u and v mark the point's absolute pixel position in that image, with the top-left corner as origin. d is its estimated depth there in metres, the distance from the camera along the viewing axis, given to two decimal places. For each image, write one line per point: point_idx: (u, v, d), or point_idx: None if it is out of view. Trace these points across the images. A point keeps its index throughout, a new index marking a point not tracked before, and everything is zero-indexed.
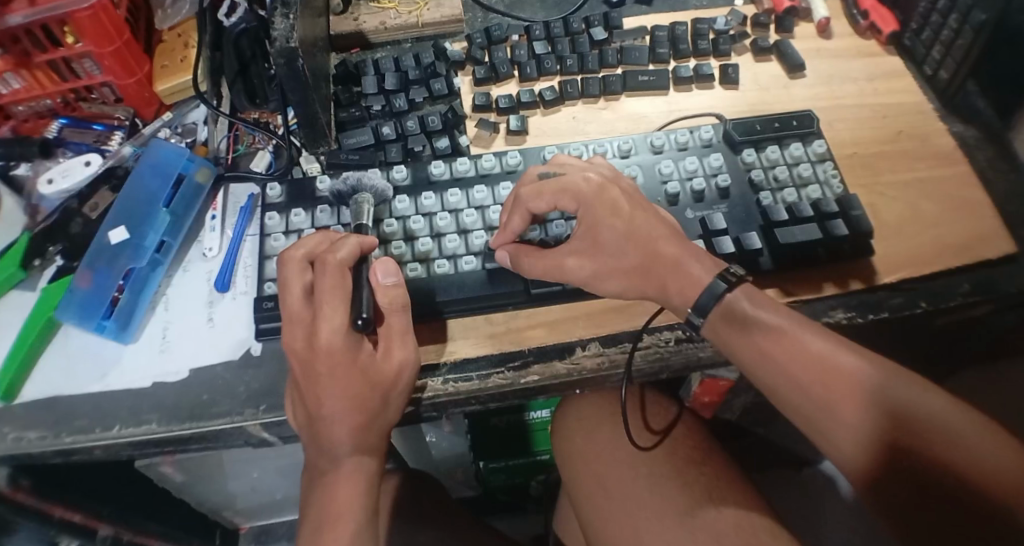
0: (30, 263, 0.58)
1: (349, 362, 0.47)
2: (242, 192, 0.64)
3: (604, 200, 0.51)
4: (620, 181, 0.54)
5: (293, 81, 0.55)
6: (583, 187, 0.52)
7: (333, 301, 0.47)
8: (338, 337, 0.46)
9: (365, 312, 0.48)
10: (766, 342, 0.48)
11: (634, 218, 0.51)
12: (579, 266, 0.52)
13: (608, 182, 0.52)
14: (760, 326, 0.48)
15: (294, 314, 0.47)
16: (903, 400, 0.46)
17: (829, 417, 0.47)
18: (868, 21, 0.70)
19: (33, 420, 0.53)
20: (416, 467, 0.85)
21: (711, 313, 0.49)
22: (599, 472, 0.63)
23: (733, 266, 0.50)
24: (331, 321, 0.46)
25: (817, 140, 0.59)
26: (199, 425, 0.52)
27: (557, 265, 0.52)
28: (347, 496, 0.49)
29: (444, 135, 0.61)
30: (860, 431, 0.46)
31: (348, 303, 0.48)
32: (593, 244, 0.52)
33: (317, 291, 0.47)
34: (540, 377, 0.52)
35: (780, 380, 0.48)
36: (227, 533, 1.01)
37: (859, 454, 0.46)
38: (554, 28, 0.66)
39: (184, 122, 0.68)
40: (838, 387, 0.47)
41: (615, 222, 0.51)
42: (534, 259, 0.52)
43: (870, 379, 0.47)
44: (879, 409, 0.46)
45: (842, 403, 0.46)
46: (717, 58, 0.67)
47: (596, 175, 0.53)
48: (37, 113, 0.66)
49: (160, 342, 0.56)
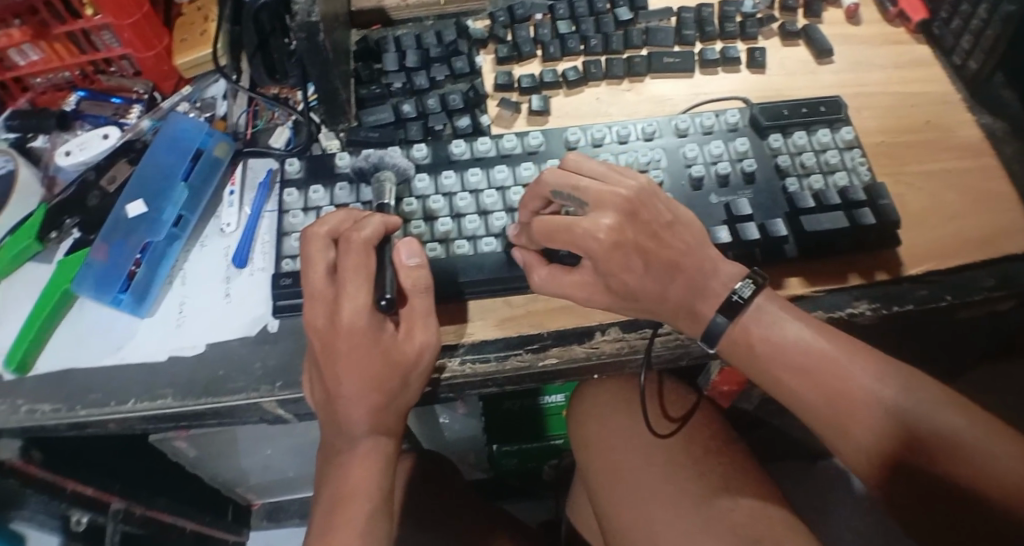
0: (47, 236, 0.58)
1: (369, 344, 0.47)
2: (261, 167, 0.63)
3: (617, 256, 0.46)
4: (639, 216, 0.47)
5: (314, 56, 0.54)
6: (592, 243, 0.47)
7: (357, 279, 0.46)
8: (361, 316, 0.46)
9: (388, 292, 0.48)
10: (777, 352, 0.48)
11: (648, 267, 0.47)
12: (591, 298, 0.50)
13: (621, 232, 0.46)
14: (773, 340, 0.48)
15: (317, 292, 0.47)
16: (918, 414, 0.46)
17: (841, 429, 0.48)
18: (898, 8, 0.68)
19: (48, 391, 0.53)
20: (430, 448, 0.85)
21: (727, 333, 0.49)
22: (614, 458, 0.63)
23: (735, 292, 0.48)
24: (355, 300, 0.46)
25: (846, 126, 0.58)
26: (214, 401, 0.52)
27: (567, 297, 0.50)
28: (363, 475, 0.48)
29: (466, 114, 0.60)
30: (871, 442, 0.47)
31: (372, 282, 0.47)
32: (604, 279, 0.48)
33: (340, 269, 0.47)
34: (559, 360, 0.52)
35: (793, 392, 0.49)
36: (240, 511, 1.02)
37: (869, 464, 0.48)
38: (579, 7, 0.64)
39: (203, 97, 0.67)
40: (850, 401, 0.47)
41: (629, 273, 0.47)
42: (543, 287, 0.50)
43: (880, 389, 0.47)
44: (891, 422, 0.46)
45: (853, 416, 0.47)
46: (744, 42, 0.66)
47: (609, 224, 0.46)
48: (56, 86, 0.66)
49: (177, 317, 0.56)
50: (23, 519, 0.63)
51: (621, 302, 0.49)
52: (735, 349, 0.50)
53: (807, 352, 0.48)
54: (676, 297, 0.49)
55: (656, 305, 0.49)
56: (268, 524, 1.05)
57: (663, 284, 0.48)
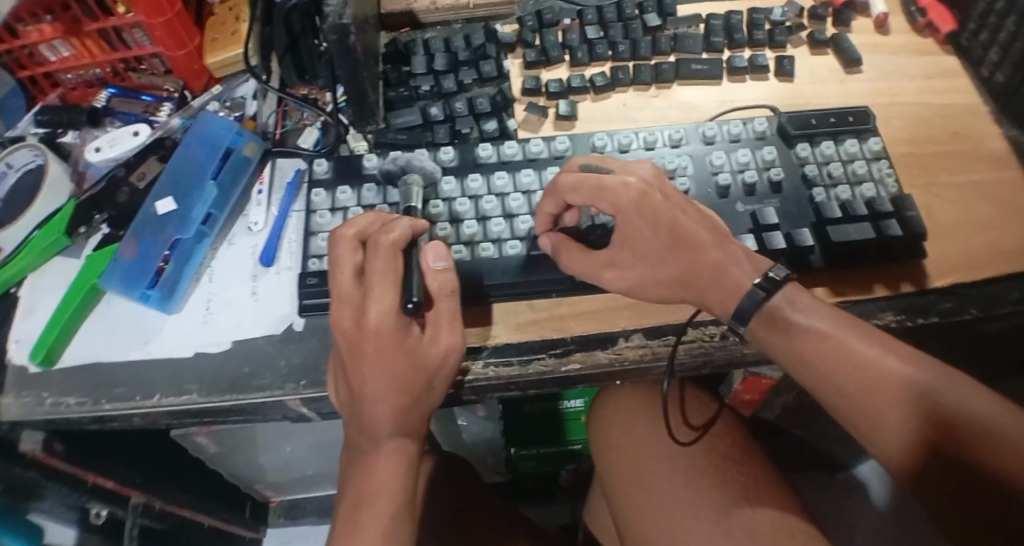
0: (76, 231, 0.59)
1: (395, 346, 0.47)
2: (289, 167, 0.63)
3: (642, 211, 0.49)
4: (662, 184, 0.51)
5: (343, 57, 0.55)
6: (620, 197, 0.50)
7: (384, 283, 0.47)
8: (388, 320, 0.47)
9: (415, 297, 0.47)
10: (811, 349, 0.47)
11: (673, 229, 0.49)
12: (616, 277, 0.51)
13: (647, 189, 0.50)
14: (802, 332, 0.47)
15: (344, 293, 0.47)
16: (954, 409, 0.45)
17: (873, 424, 0.46)
18: (926, 19, 0.68)
19: (74, 384, 0.54)
20: (450, 449, 0.85)
21: (753, 319, 0.48)
22: (635, 466, 0.63)
23: (771, 271, 0.48)
24: (381, 303, 0.46)
25: (874, 137, 0.58)
26: (239, 397, 0.52)
27: (595, 271, 0.51)
28: (386, 476, 0.48)
29: (493, 118, 0.60)
30: (905, 438, 0.45)
31: (399, 288, 0.47)
32: (631, 244, 0.50)
33: (368, 272, 0.47)
34: (581, 366, 0.52)
35: (823, 385, 0.47)
36: (258, 507, 1.03)
37: (906, 462, 0.46)
38: (607, 13, 0.64)
39: (232, 96, 0.67)
40: (882, 395, 0.46)
41: (652, 229, 0.49)
42: (571, 265, 0.51)
43: (913, 385, 0.45)
44: (927, 419, 0.45)
45: (886, 412, 0.46)
46: (773, 49, 0.65)
47: (636, 179, 0.50)
48: (86, 82, 0.67)
49: (203, 314, 0.57)
50: (40, 512, 0.64)
51: (647, 272, 0.50)
52: (765, 342, 0.49)
53: (838, 343, 0.46)
54: (704, 274, 0.49)
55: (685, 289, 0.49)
56: (285, 521, 1.06)
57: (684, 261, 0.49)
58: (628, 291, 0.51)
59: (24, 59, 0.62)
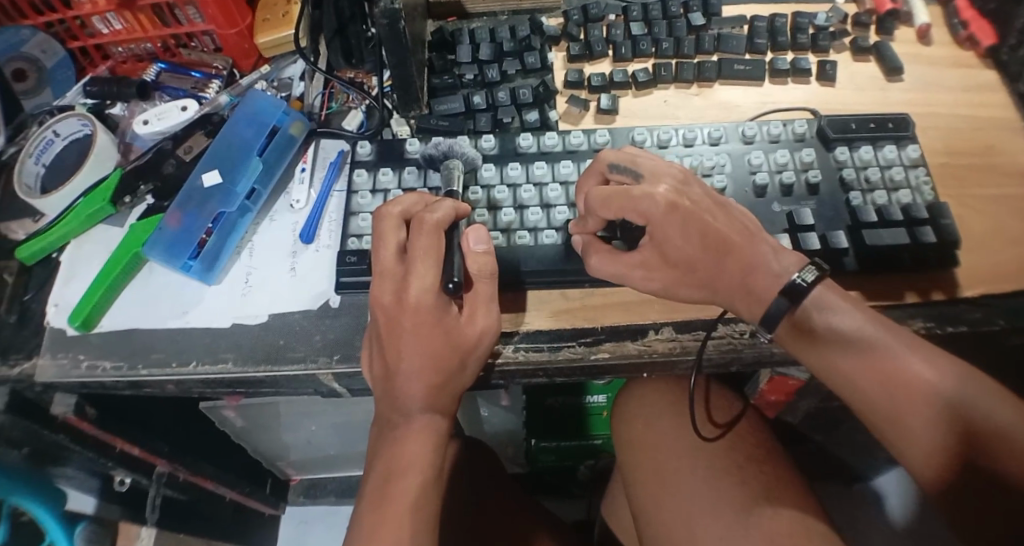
0: (121, 200, 0.61)
1: (432, 323, 0.48)
2: (332, 148, 0.65)
3: (674, 220, 0.48)
4: (690, 188, 0.50)
5: (392, 42, 0.56)
6: (651, 206, 0.48)
7: (427, 261, 0.48)
8: (429, 297, 0.48)
9: (456, 276, 0.49)
10: (841, 348, 0.47)
11: (703, 237, 0.48)
12: (646, 279, 0.50)
13: (678, 195, 0.48)
14: (828, 330, 0.48)
15: (387, 269, 0.49)
16: (969, 407, 0.45)
17: (889, 421, 0.47)
18: (968, 31, 0.67)
19: (113, 348, 0.55)
20: (473, 436, 0.86)
21: (780, 325, 0.49)
22: (658, 460, 0.63)
23: (800, 275, 0.48)
24: (424, 280, 0.47)
25: (913, 144, 0.58)
26: (274, 369, 0.53)
27: (623, 278, 0.51)
28: (415, 452, 0.49)
29: (535, 108, 0.61)
30: (922, 436, 0.46)
31: (440, 264, 0.48)
32: (661, 252, 0.50)
33: (411, 249, 0.48)
34: (610, 356, 0.52)
35: (848, 385, 0.48)
36: (279, 484, 1.05)
37: (921, 459, 0.47)
38: (652, 10, 0.65)
39: (280, 77, 0.69)
40: (904, 394, 0.46)
41: (685, 239, 0.48)
42: (601, 267, 0.51)
43: (939, 388, 0.46)
44: (944, 418, 0.45)
45: (911, 413, 0.46)
46: (815, 54, 0.66)
47: (665, 189, 0.48)
48: (136, 56, 0.69)
49: (243, 287, 0.58)
50: (65, 477, 0.65)
51: (678, 277, 0.50)
52: (795, 342, 0.49)
53: (860, 341, 0.47)
54: (731, 283, 0.49)
55: (715, 284, 0.49)
56: (304, 501, 1.07)
57: (715, 270, 0.49)
58: (658, 291, 0.51)
59: (77, 30, 0.65)
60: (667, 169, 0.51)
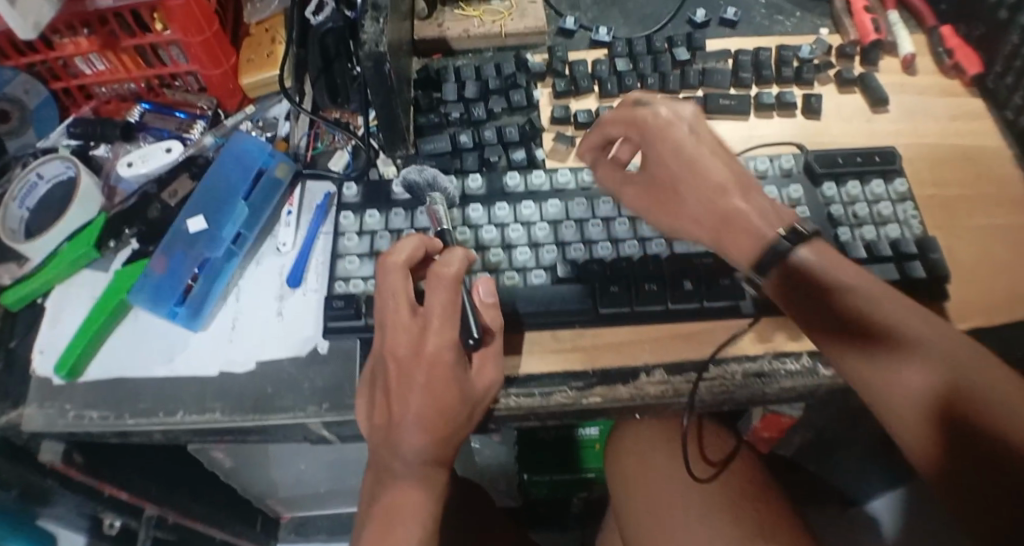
0: (104, 244, 0.60)
1: (446, 376, 0.48)
2: (318, 190, 0.64)
3: (666, 142, 0.52)
4: (696, 124, 0.53)
5: (378, 83, 0.55)
6: (649, 127, 0.53)
7: (447, 317, 0.48)
8: (446, 350, 0.48)
9: (476, 334, 0.49)
10: (825, 296, 0.47)
11: (694, 167, 0.51)
12: (634, 197, 0.55)
13: (675, 121, 0.53)
14: (814, 281, 0.47)
15: (402, 323, 0.48)
16: (963, 366, 0.43)
17: (876, 384, 0.45)
18: (953, 60, 0.67)
19: (99, 398, 0.55)
20: (462, 475, 0.84)
21: (771, 274, 0.49)
22: (652, 498, 0.63)
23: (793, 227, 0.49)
24: (442, 333, 0.48)
25: (899, 178, 0.58)
26: (263, 418, 0.53)
27: (619, 191, 0.56)
28: (405, 500, 0.50)
29: (521, 147, 0.61)
30: (908, 389, 0.44)
31: (459, 321, 0.49)
32: (657, 177, 0.53)
33: (429, 305, 0.48)
34: (602, 400, 0.51)
35: (832, 336, 0.47)
36: (270, 522, 1.03)
37: (906, 417, 0.44)
38: (636, 46, 0.65)
39: (265, 116, 0.68)
40: (888, 344, 0.45)
41: (677, 167, 0.52)
42: (604, 177, 0.57)
43: (920, 339, 0.45)
44: (927, 367, 0.44)
45: (895, 366, 0.44)
46: (800, 86, 0.66)
47: (668, 111, 0.53)
48: (120, 96, 0.69)
49: (229, 332, 0.57)
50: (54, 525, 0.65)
51: (668, 205, 0.53)
52: (778, 284, 0.49)
53: (853, 307, 0.46)
54: (723, 222, 0.51)
55: (707, 226, 0.51)
56: (296, 538, 1.06)
57: (706, 206, 0.51)
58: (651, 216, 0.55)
59: (59, 70, 0.65)
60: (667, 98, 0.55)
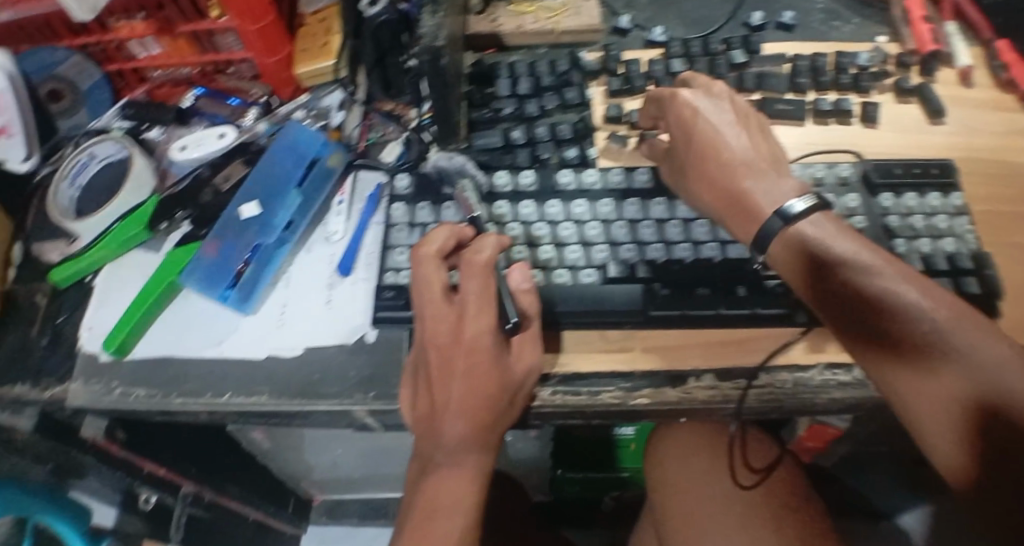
0: (156, 226, 0.60)
1: (486, 364, 0.49)
2: (370, 180, 0.65)
3: (681, 117, 0.56)
4: (719, 105, 0.56)
5: (434, 77, 0.55)
6: (671, 104, 0.57)
7: (482, 304, 0.49)
8: (482, 337, 0.49)
9: (513, 317, 0.49)
10: (835, 273, 0.48)
11: (704, 140, 0.54)
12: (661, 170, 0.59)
13: (694, 99, 0.56)
14: (825, 258, 0.48)
15: (438, 310, 0.49)
16: (970, 345, 0.44)
17: (885, 362, 0.45)
18: (1012, 74, 0.66)
19: (147, 376, 0.55)
20: (499, 468, 0.86)
21: (772, 246, 0.50)
22: (691, 502, 0.63)
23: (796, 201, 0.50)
24: (478, 321, 0.49)
25: (957, 191, 0.58)
26: (309, 402, 0.54)
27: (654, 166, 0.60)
28: (449, 492, 0.50)
29: (574, 145, 0.61)
30: (919, 369, 0.44)
31: (496, 307, 0.50)
32: (676, 152, 0.57)
33: (463, 292, 0.49)
34: (649, 402, 0.52)
35: (841, 313, 0.47)
36: (302, 503, 1.05)
37: (916, 396, 0.44)
38: (692, 47, 0.65)
39: (319, 105, 0.68)
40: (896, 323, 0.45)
41: (689, 141, 0.55)
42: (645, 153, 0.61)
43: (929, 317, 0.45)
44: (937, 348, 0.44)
45: (905, 346, 0.45)
46: (857, 94, 0.65)
47: (688, 91, 0.57)
48: (174, 80, 0.70)
49: (278, 317, 0.58)
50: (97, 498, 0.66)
51: (681, 177, 0.56)
52: (784, 261, 0.50)
53: (861, 284, 0.47)
54: (729, 195, 0.53)
55: (715, 198, 0.53)
56: (326, 520, 1.08)
57: (713, 177, 0.53)
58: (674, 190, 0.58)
59: (113, 52, 0.66)
60: (702, 77, 0.58)
